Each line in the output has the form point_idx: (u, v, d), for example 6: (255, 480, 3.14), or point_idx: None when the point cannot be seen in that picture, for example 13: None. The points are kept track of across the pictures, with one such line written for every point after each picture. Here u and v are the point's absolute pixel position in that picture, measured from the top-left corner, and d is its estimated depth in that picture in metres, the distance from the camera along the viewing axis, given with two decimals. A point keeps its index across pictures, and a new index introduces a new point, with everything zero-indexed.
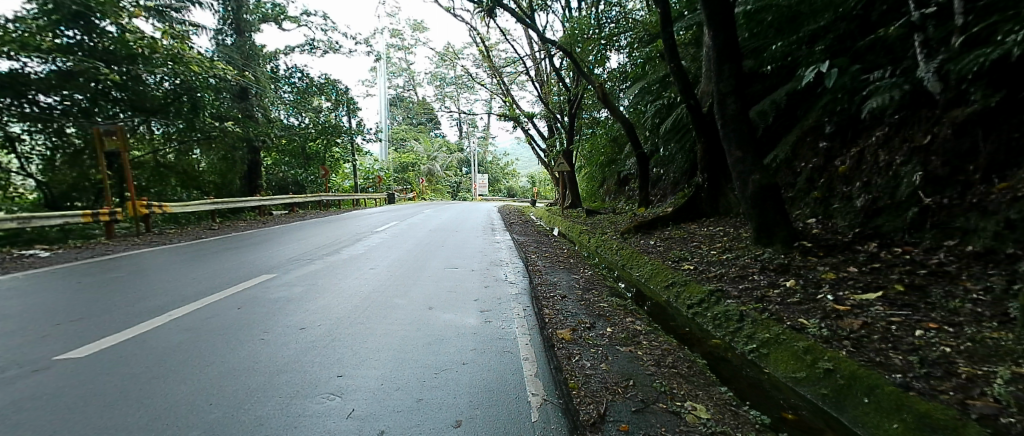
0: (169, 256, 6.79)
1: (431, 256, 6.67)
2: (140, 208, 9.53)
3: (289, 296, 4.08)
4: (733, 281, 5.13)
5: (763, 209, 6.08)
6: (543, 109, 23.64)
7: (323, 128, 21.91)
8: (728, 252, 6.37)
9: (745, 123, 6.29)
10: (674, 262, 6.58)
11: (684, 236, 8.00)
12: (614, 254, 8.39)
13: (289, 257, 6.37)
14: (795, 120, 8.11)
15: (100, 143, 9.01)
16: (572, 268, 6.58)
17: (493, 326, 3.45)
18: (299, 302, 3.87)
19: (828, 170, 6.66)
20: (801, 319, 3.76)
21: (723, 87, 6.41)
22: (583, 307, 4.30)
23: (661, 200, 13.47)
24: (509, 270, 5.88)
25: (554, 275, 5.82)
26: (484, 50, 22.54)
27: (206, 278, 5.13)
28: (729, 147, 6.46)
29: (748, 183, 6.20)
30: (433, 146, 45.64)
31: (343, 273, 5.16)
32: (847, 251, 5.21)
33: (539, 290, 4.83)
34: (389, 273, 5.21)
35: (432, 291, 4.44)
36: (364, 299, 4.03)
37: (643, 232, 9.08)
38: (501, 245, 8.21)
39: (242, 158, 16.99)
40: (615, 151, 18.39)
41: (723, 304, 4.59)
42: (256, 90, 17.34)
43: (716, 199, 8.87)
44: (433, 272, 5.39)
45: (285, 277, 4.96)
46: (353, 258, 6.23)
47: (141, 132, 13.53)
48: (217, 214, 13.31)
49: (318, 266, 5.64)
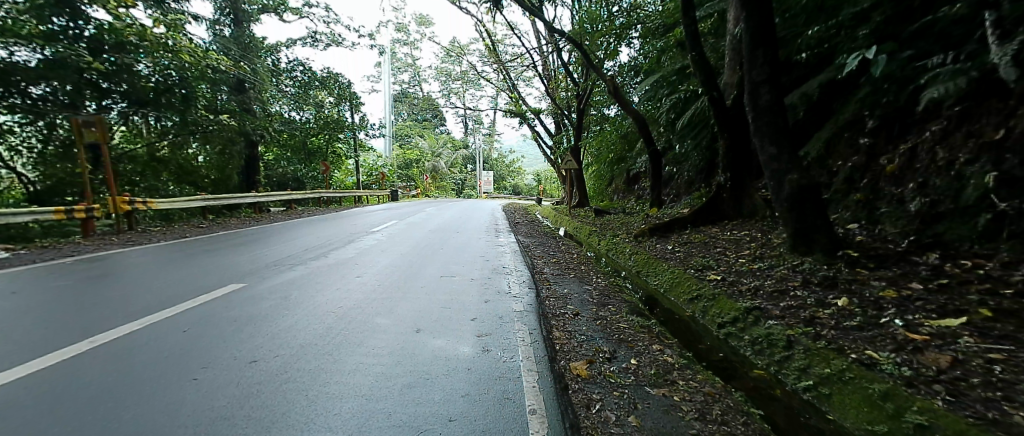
0: (141, 258, 6.19)
1: (427, 261, 6.05)
2: (121, 205, 8.92)
3: (253, 313, 3.47)
4: (771, 297, 4.45)
5: (801, 213, 5.38)
6: (550, 104, 22.98)
7: (324, 124, 21.38)
8: (759, 260, 5.68)
9: (780, 115, 5.61)
10: (697, 272, 5.89)
11: (704, 241, 7.33)
12: (628, 259, 7.71)
13: (270, 262, 5.76)
14: (830, 112, 7.37)
15: (79, 135, 8.46)
16: (584, 275, 5.95)
17: (492, 358, 2.82)
18: (262, 322, 3.25)
19: (871, 169, 5.93)
20: (868, 352, 3.08)
21: (755, 76, 5.73)
22: (600, 329, 3.65)
23: (675, 200, 12.75)
24: (512, 279, 5.26)
25: (564, 286, 5.17)
26: (490, 44, 21.90)
27: (168, 285, 4.52)
28: (761, 143, 5.79)
29: (784, 183, 5.51)
30: (438, 142, 45.03)
31: (325, 283, 4.56)
32: (903, 263, 4.51)
33: (546, 306, 4.19)
34: (377, 283, 4.60)
35: (423, 307, 3.81)
36: (340, 319, 3.40)
37: (658, 235, 8.42)
38: (505, 249, 7.59)
39: (239, 153, 16.44)
40: (625, 149, 17.68)
41: (763, 326, 3.91)
42: (254, 82, 16.85)
43: (739, 200, 8.16)
44: (427, 282, 4.78)
45: (257, 286, 4.34)
46: (340, 263, 5.62)
47: (136, 124, 13.21)
48: (210, 211, 12.78)
49: (299, 273, 5.02)
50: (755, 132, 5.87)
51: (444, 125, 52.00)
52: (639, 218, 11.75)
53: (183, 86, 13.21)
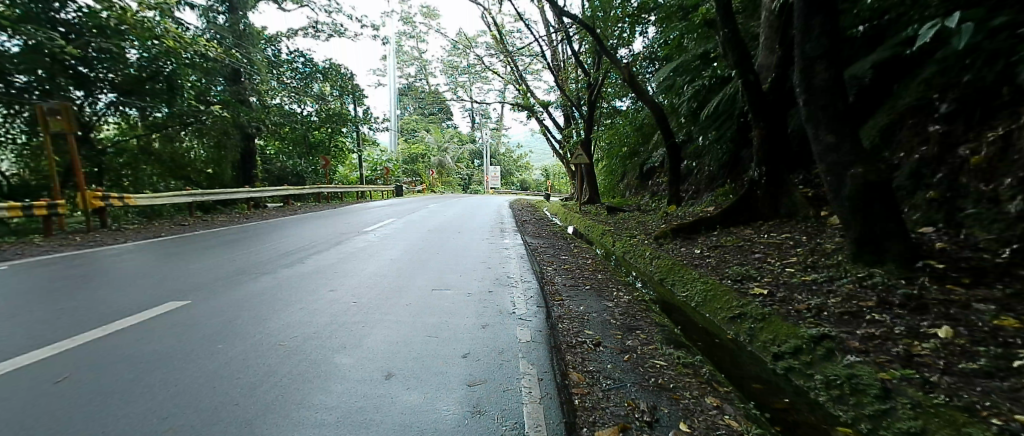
0: (92, 265, 5.48)
1: (419, 269, 5.25)
2: (92, 201, 8.23)
3: (171, 351, 2.66)
4: (841, 321, 3.54)
5: (869, 215, 4.43)
6: (559, 96, 22.07)
7: (326, 117, 20.65)
8: (812, 271, 4.76)
9: (840, 97, 4.68)
10: (736, 283, 5.00)
11: (738, 244, 6.41)
12: (649, 265, 6.85)
13: (235, 270, 4.99)
14: (887, 97, 6.46)
15: (43, 124, 7.85)
16: (602, 286, 5.09)
17: (484, 426, 1.97)
18: (176, 365, 2.45)
19: (948, 162, 4.96)
20: (1018, 417, 2.17)
21: (810, 50, 4.80)
22: (630, 369, 2.79)
23: (694, 197, 11.80)
24: (518, 293, 4.42)
25: (577, 302, 4.32)
26: (497, 34, 21.05)
27: (97, 302, 3.77)
28: (815, 130, 4.87)
29: (845, 178, 4.57)
30: (444, 136, 44.19)
31: (287, 300, 3.76)
32: (1010, 278, 3.56)
33: (559, 332, 3.36)
34: (351, 301, 3.79)
35: (402, 337, 2.98)
36: (286, 358, 2.57)
37: (683, 236, 7.54)
38: (511, 253, 6.75)
39: (232, 145, 15.88)
40: (640, 142, 16.72)
41: (840, 363, 3.02)
42: (248, 71, 16.28)
43: (775, 198, 7.22)
44: (413, 298, 3.96)
45: (200, 306, 3.55)
46: (316, 273, 4.83)
47: (132, 117, 12.75)
48: (197, 207, 12.04)
49: (263, 285, 4.24)
50: (807, 118, 4.95)
51: (451, 120, 51.10)
52: (657, 217, 10.83)
53: (166, 73, 12.29)
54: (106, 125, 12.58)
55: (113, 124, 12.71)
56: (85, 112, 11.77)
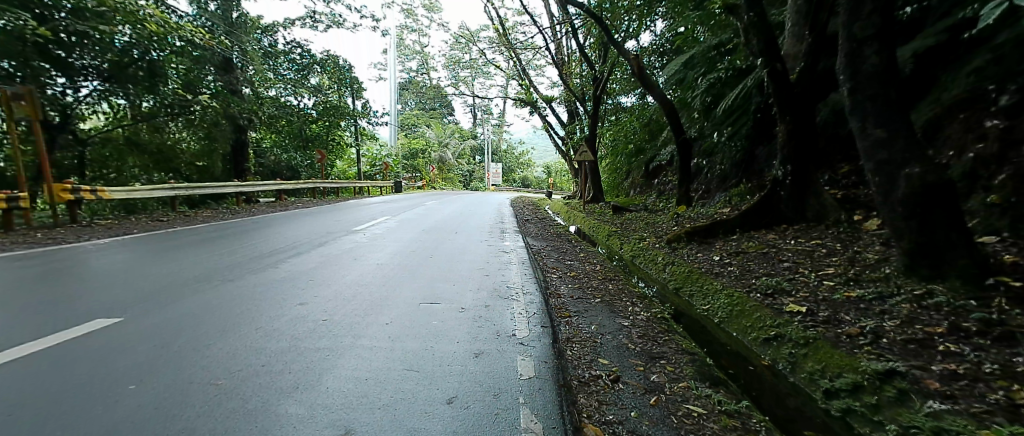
0: (42, 266, 4.90)
1: (407, 277, 4.66)
2: (60, 193, 7.73)
3: (65, 393, 2.04)
4: (907, 352, 2.93)
5: (927, 221, 3.80)
6: (563, 91, 21.41)
7: (323, 110, 20.04)
8: (856, 286, 4.14)
9: (893, 85, 4.07)
10: (767, 297, 4.40)
11: (762, 251, 5.81)
12: (662, 272, 6.29)
13: (195, 276, 4.39)
14: (933, 85, 5.80)
15: (7, 110, 7.39)
16: (614, 299, 4.48)
17: None
18: (60, 417, 1.84)
19: (1011, 161, 4.33)
20: None
21: (859, 30, 4.19)
22: (663, 421, 2.18)
23: (705, 197, 11.20)
24: (520, 308, 3.82)
25: (588, 320, 3.72)
26: (500, 27, 20.45)
27: (13, 317, 3.15)
28: (861, 123, 4.25)
29: (899, 179, 3.94)
30: (445, 132, 43.49)
31: (243, 317, 3.16)
32: None
33: (568, 364, 2.77)
34: (321, 318, 3.20)
35: (374, 372, 2.38)
36: (215, 406, 1.97)
37: (698, 240, 6.97)
38: (511, 258, 6.16)
39: (224, 137, 15.36)
40: (647, 139, 16.09)
41: (920, 411, 2.40)
42: (241, 59, 15.67)
43: (801, 200, 6.61)
44: (394, 316, 3.35)
45: (135, 326, 2.95)
46: (287, 281, 4.23)
47: (120, 105, 12.27)
48: (179, 202, 11.35)
49: (221, 297, 3.65)
50: (851, 109, 4.35)
51: (452, 115, 50.37)
52: (667, 217, 10.23)
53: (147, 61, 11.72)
54: (93, 113, 12.00)
55: (100, 112, 12.15)
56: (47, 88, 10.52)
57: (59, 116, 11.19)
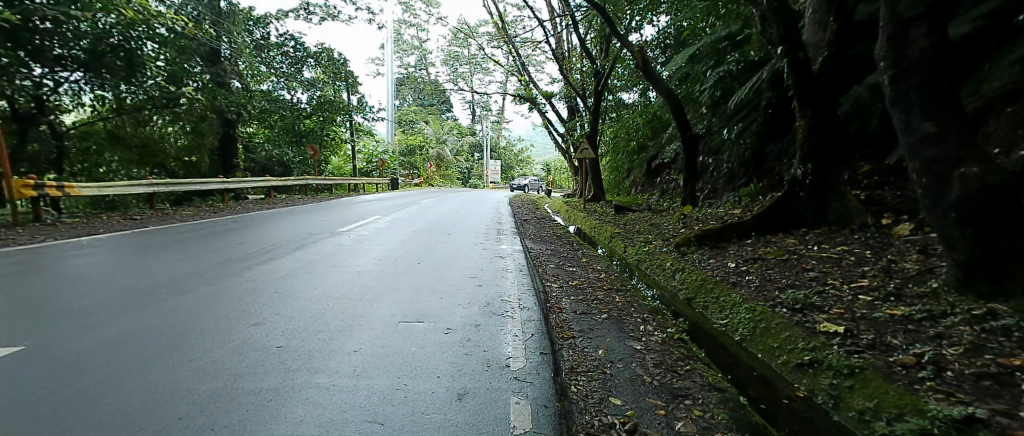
0: None
1: (388, 288, 4.17)
2: (21, 190, 7.21)
3: None
4: (982, 390, 2.40)
5: (986, 229, 3.28)
6: (564, 87, 20.87)
7: (318, 105, 19.53)
8: (900, 303, 3.61)
9: (946, 72, 3.50)
10: (795, 314, 3.89)
11: (782, 259, 5.30)
12: (672, 279, 5.81)
13: (146, 288, 3.88)
14: (971, 75, 5.27)
15: None
16: (622, 314, 3.97)
17: None
18: None
19: None
20: None
21: (904, 9, 3.62)
22: None
23: (711, 197, 10.72)
24: (515, 328, 3.31)
25: (593, 343, 3.21)
26: (500, 21, 19.88)
27: None
28: (906, 116, 3.71)
29: (951, 180, 3.40)
30: (443, 128, 42.84)
31: (177, 345, 2.66)
32: None
33: (573, 408, 2.24)
34: (274, 344, 2.70)
35: (326, 424, 1.87)
36: None
37: (710, 244, 6.48)
38: (507, 264, 5.67)
39: (211, 131, 14.83)
40: (650, 136, 15.57)
41: None
42: (229, 50, 15.10)
43: (822, 202, 6.09)
44: (365, 341, 2.85)
45: (48, 358, 2.44)
46: (251, 295, 3.72)
47: (106, 96, 11.88)
48: (157, 198, 10.70)
49: (161, 317, 3.15)
50: (894, 100, 3.81)
51: (450, 111, 49.75)
52: (672, 218, 9.73)
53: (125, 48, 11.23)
54: (78, 106, 11.75)
55: (86, 105, 11.85)
56: (20, 78, 10.07)
57: (33, 103, 10.58)
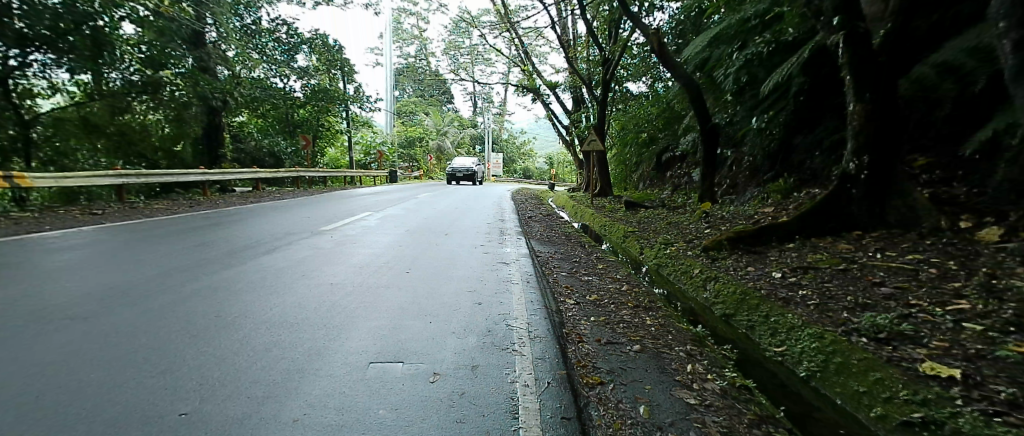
0: None
1: (363, 309, 3.35)
2: None
3: None
4: None
5: None
6: (568, 77, 19.92)
7: (312, 93, 18.73)
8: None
9: None
10: (882, 348, 3.02)
11: (839, 270, 4.44)
12: (703, 291, 4.95)
13: (48, 312, 3.02)
14: None
15: None
16: (658, 344, 3.13)
17: None
18: None
19: None
20: None
21: None
22: None
23: (731, 193, 9.84)
24: (524, 372, 2.46)
25: (630, 393, 2.38)
26: (503, 7, 18.96)
27: None
28: None
29: None
30: (444, 120, 41.87)
31: (28, 410, 1.80)
32: None
33: None
34: (175, 411, 1.86)
35: None
36: None
37: (744, 248, 5.63)
38: (510, 273, 4.84)
39: (196, 119, 13.96)
40: (662, 127, 14.67)
41: None
42: (215, 33, 14.19)
43: (879, 200, 5.20)
44: (311, 403, 1.99)
45: None
46: (181, 323, 2.88)
47: (85, 80, 11.26)
48: (126, 190, 9.84)
49: (42, 357, 2.32)
50: None
51: (451, 103, 48.75)
52: (690, 217, 8.84)
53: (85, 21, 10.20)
54: (54, 91, 11.02)
55: (63, 91, 11.17)
56: None
57: None
